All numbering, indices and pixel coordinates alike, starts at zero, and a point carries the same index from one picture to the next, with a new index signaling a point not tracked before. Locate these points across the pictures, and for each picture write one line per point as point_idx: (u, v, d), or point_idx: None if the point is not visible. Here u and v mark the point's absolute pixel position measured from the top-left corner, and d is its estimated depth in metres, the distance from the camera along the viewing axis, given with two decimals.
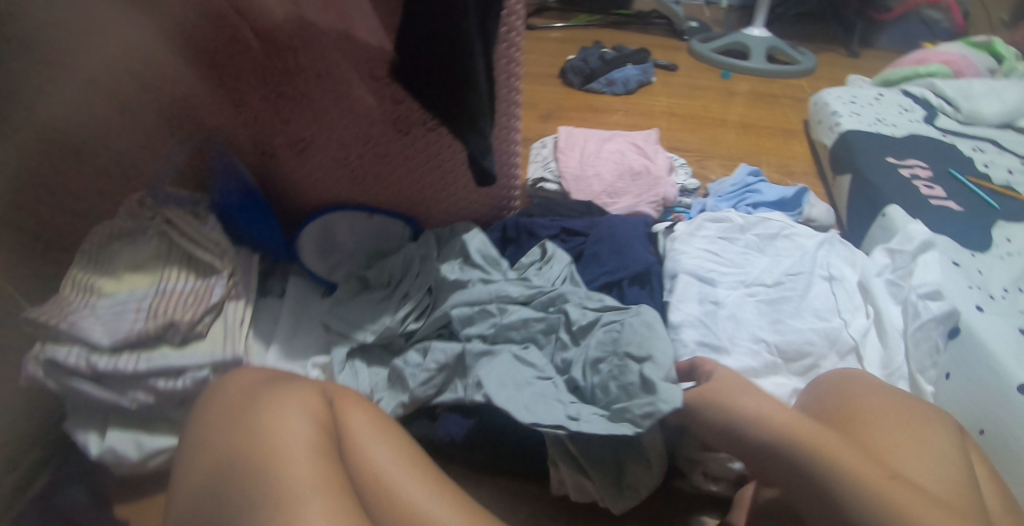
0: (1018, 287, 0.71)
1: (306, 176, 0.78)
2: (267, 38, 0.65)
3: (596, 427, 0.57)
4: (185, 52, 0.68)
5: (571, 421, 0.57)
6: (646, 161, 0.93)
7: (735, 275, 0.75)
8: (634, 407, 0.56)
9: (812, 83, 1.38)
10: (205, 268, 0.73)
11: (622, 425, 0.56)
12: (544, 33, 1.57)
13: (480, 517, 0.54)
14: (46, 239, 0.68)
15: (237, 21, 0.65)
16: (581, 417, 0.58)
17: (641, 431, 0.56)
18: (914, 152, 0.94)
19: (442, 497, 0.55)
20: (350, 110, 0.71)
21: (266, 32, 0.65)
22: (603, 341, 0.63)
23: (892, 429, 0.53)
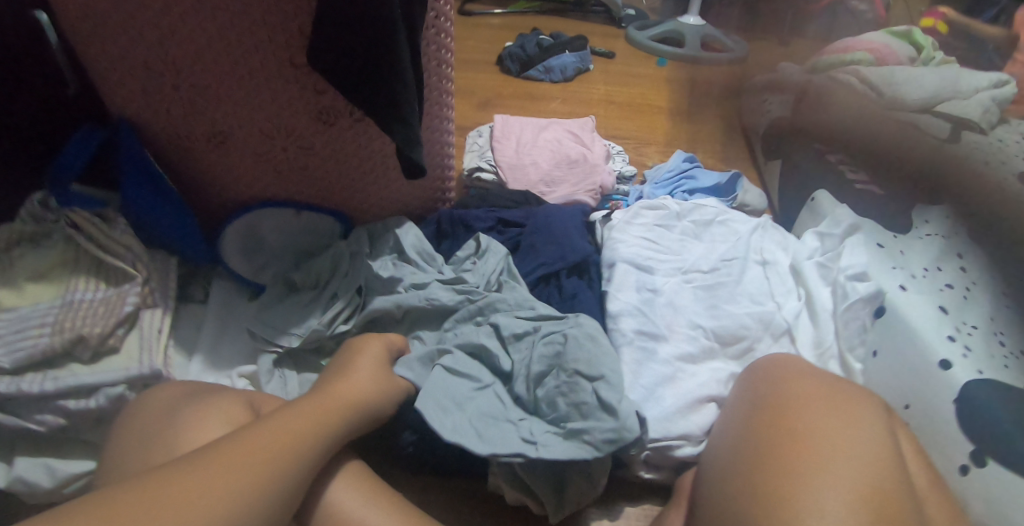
0: (938, 266, 0.76)
1: (224, 171, 0.73)
2: (175, 21, 0.60)
3: (553, 450, 0.54)
4: (81, 38, 0.62)
5: (529, 446, 0.54)
6: (583, 149, 0.92)
7: (672, 262, 0.76)
8: (594, 431, 0.54)
9: (743, 71, 1.43)
10: (117, 275, 0.68)
11: (579, 447, 0.54)
12: (482, 20, 1.55)
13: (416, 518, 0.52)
14: None
15: (138, 2, 0.59)
16: (537, 441, 0.54)
17: (601, 456, 0.54)
18: (840, 137, 1.00)
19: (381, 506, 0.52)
20: (271, 100, 0.66)
21: (171, 15, 0.60)
22: (543, 355, 0.60)
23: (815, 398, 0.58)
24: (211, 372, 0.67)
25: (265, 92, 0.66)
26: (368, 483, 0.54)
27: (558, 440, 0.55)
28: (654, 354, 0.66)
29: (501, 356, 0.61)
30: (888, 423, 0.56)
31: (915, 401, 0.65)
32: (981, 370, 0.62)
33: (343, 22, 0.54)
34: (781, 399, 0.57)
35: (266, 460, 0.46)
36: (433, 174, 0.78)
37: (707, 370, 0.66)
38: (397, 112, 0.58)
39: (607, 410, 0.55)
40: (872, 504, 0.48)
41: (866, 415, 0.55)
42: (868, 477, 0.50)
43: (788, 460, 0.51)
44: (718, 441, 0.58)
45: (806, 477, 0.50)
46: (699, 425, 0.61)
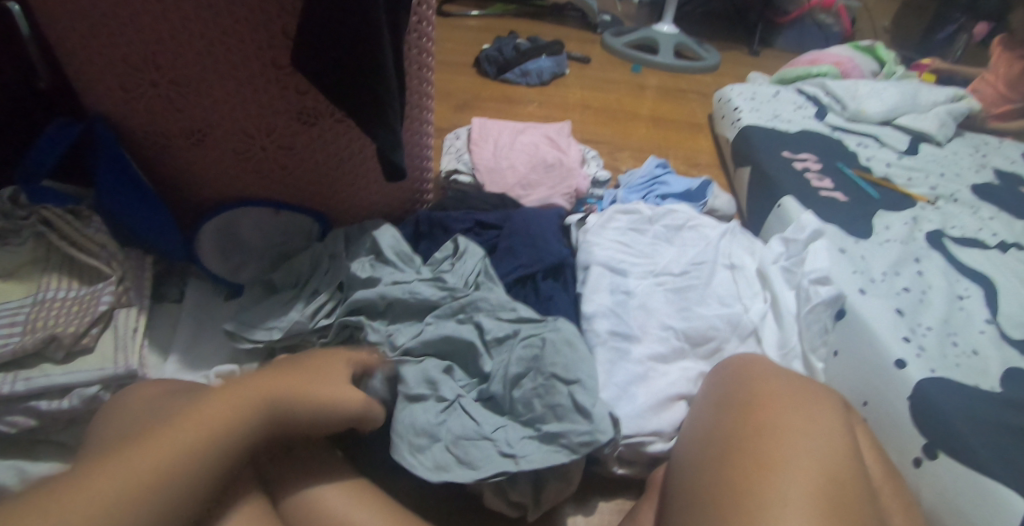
0: (895, 270, 0.80)
1: (202, 169, 0.72)
2: (156, 19, 0.60)
3: (533, 458, 0.55)
4: (59, 31, 0.61)
5: (507, 455, 0.56)
6: (559, 153, 0.94)
7: (645, 265, 0.78)
8: (570, 434, 0.56)
9: (714, 79, 1.47)
10: (91, 273, 0.67)
11: (558, 451, 0.56)
12: (460, 21, 1.56)
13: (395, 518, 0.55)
14: None
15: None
16: (516, 450, 0.56)
17: (578, 458, 0.55)
18: (806, 146, 1.03)
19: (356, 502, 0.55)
20: (252, 99, 0.67)
21: (152, 11, 0.59)
22: (522, 357, 0.61)
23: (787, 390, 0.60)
24: (187, 371, 0.67)
25: (245, 91, 0.66)
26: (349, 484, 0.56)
27: (536, 444, 0.56)
28: (626, 354, 0.68)
29: (482, 358, 0.63)
30: (847, 419, 0.59)
31: (873, 398, 0.67)
32: (933, 369, 0.66)
33: (327, 25, 0.55)
34: (747, 396, 0.60)
35: (200, 430, 0.51)
36: (413, 176, 0.79)
37: (677, 369, 0.68)
38: (379, 114, 0.58)
39: (581, 413, 0.57)
40: (829, 495, 0.50)
41: (824, 412, 0.58)
42: (827, 470, 0.52)
43: (751, 454, 0.54)
44: (687, 438, 0.60)
45: (767, 469, 0.52)
46: (669, 423, 0.63)
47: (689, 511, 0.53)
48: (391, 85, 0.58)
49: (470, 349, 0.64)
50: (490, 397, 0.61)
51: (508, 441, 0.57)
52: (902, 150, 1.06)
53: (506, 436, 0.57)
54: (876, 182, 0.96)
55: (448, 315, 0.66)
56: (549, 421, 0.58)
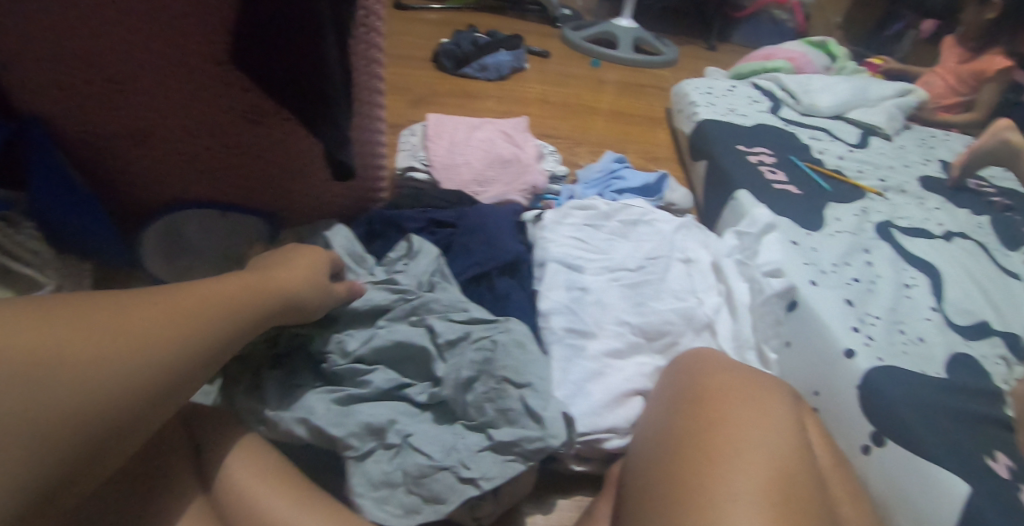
0: (845, 261, 0.81)
1: (142, 168, 0.69)
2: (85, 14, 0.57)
3: (485, 469, 0.54)
4: None
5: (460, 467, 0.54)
6: (516, 149, 0.94)
7: (601, 261, 0.78)
8: (523, 442, 0.55)
9: (672, 74, 1.49)
10: (27, 282, 0.63)
11: (511, 460, 0.55)
12: (418, 14, 1.54)
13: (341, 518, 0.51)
14: None
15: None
16: (467, 460, 0.55)
17: (530, 466, 0.55)
18: (760, 140, 1.05)
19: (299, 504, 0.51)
20: (193, 97, 0.64)
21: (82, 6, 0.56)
22: (473, 361, 0.60)
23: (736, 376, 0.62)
24: None
25: (186, 89, 0.63)
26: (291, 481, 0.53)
27: (489, 453, 0.55)
28: (582, 351, 0.68)
29: (435, 363, 0.61)
30: (796, 410, 0.61)
31: (824, 387, 0.69)
32: (880, 358, 0.68)
33: (268, 22, 0.53)
34: (698, 389, 0.60)
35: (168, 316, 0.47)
36: (364, 175, 0.77)
37: (633, 364, 0.69)
38: (326, 112, 0.57)
39: (533, 417, 0.57)
40: (778, 487, 0.51)
41: (775, 405, 0.59)
42: (776, 461, 0.53)
43: (706, 449, 0.54)
44: (643, 433, 0.61)
45: (719, 463, 0.52)
46: (625, 418, 0.64)
47: (642, 506, 0.54)
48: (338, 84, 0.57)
49: (422, 354, 0.61)
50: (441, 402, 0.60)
51: (461, 452, 0.55)
52: (852, 143, 1.09)
53: (459, 446, 0.56)
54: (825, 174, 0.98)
55: (399, 318, 0.64)
56: (500, 426, 0.57)
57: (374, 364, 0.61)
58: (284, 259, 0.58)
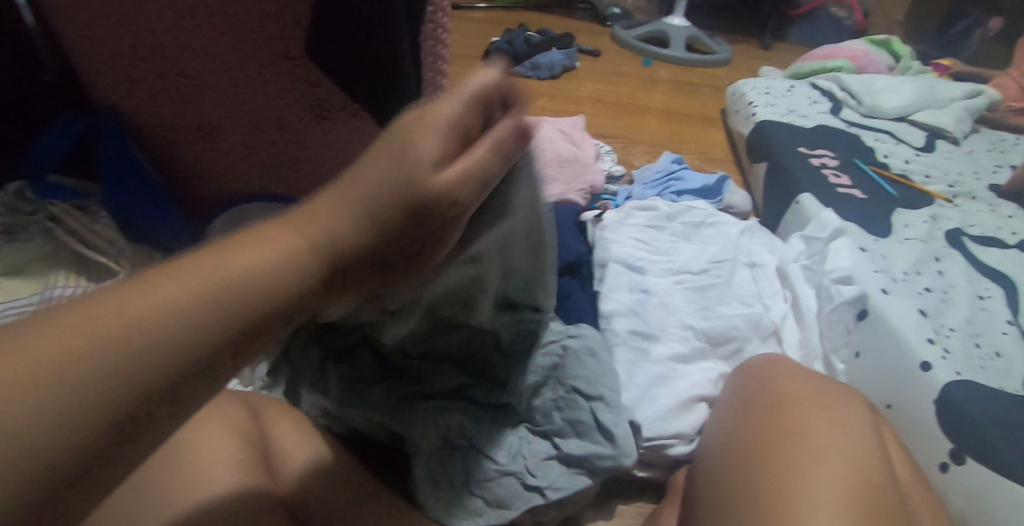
0: (918, 269, 0.78)
1: (209, 162, 0.71)
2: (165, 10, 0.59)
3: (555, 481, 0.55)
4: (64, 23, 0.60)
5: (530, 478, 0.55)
6: (572, 148, 0.93)
7: (664, 263, 0.77)
8: (595, 458, 0.56)
9: (726, 73, 1.45)
10: (98, 270, 0.65)
11: (581, 474, 0.56)
12: (468, 13, 1.54)
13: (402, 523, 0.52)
14: None
15: None
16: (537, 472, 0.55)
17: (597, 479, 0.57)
18: (822, 142, 1.01)
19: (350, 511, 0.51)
20: (262, 91, 0.65)
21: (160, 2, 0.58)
22: (542, 366, 0.59)
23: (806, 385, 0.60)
24: None
25: (256, 84, 0.64)
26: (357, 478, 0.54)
27: (557, 465, 0.56)
28: (646, 354, 0.67)
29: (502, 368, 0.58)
30: (873, 423, 0.58)
31: (897, 401, 0.66)
32: (959, 372, 0.64)
33: (340, 20, 0.53)
34: (770, 397, 0.59)
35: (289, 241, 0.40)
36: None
37: (698, 370, 0.67)
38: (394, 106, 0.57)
39: (603, 432, 0.57)
40: (860, 501, 0.49)
41: (853, 417, 0.57)
42: (858, 474, 0.51)
43: (782, 459, 0.52)
44: (710, 440, 0.59)
45: (796, 472, 0.51)
46: (690, 424, 0.62)
47: (713, 515, 0.52)
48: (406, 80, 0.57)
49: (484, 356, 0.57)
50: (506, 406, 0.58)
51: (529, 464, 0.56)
52: (919, 146, 1.05)
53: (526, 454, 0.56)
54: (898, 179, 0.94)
55: None
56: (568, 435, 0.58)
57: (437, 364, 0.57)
58: (410, 152, 0.38)
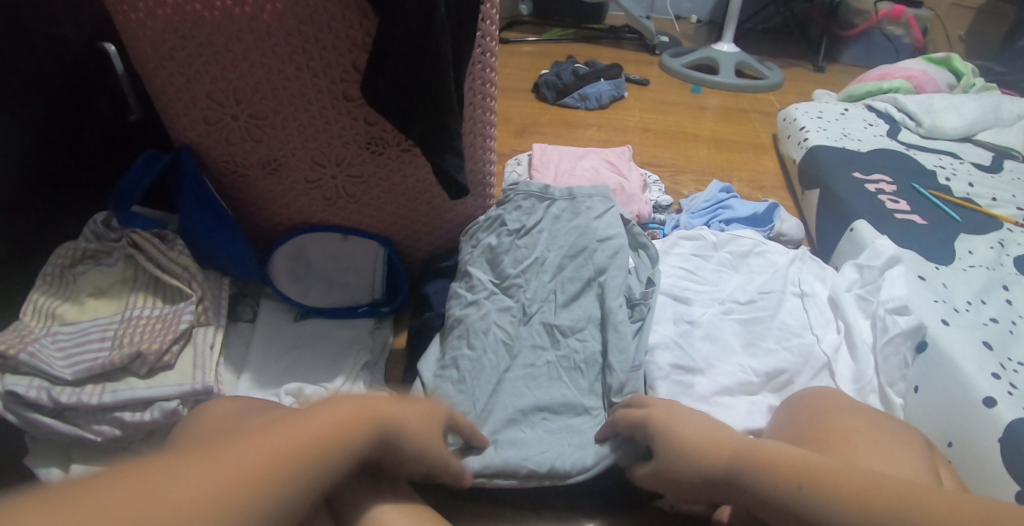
0: (981, 299, 0.77)
1: (274, 197, 0.79)
2: (249, 74, 0.67)
3: (574, 319, 0.77)
4: (174, 72, 0.66)
5: (588, 403, 0.71)
6: (620, 178, 0.99)
7: (710, 292, 0.80)
8: (616, 313, 0.75)
9: (779, 97, 1.43)
10: (173, 293, 0.72)
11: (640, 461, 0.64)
12: (518, 48, 1.60)
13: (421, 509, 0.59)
14: (28, 255, 0.69)
15: (224, 46, 0.64)
16: (585, 369, 0.73)
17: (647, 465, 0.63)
18: (879, 167, 1.01)
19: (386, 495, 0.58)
20: (326, 131, 0.72)
21: (221, 44, 0.64)
22: (577, 268, 0.80)
23: (871, 436, 0.58)
24: (259, 390, 0.73)
25: (319, 115, 0.71)
26: (400, 493, 0.59)
27: (591, 329, 0.76)
28: (689, 388, 0.70)
29: (563, 313, 0.77)
30: (929, 458, 0.58)
31: (960, 440, 0.63)
32: None
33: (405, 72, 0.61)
34: (821, 434, 0.59)
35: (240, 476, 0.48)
36: (475, 190, 0.85)
37: (744, 402, 0.69)
38: (449, 140, 0.65)
39: (562, 365, 0.73)
40: None
41: (907, 459, 0.56)
42: None
43: None
44: None
45: None
46: None
47: None
48: (449, 82, 0.62)
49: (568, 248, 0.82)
50: (557, 313, 0.78)
51: (581, 307, 0.78)
52: (984, 167, 1.02)
53: (559, 309, 0.78)
54: (939, 188, 0.96)
55: (527, 276, 0.80)
56: (524, 375, 0.73)
57: (520, 280, 0.80)
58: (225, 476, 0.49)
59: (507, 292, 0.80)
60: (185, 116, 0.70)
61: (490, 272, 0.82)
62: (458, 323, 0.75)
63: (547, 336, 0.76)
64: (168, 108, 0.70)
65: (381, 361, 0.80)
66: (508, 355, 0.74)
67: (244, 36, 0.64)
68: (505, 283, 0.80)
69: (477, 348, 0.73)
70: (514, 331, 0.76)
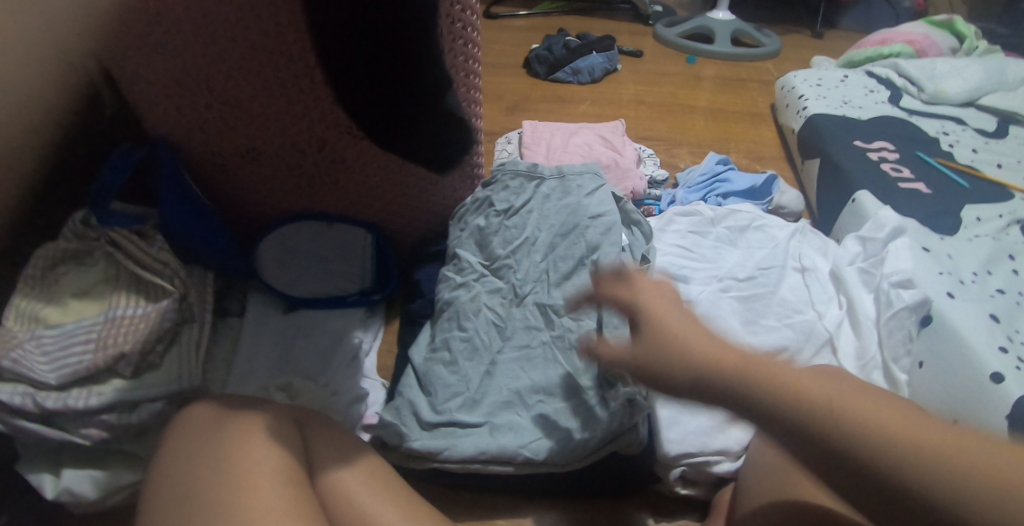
0: (987, 269, 0.74)
1: (255, 185, 0.77)
2: (219, 59, 0.64)
3: (566, 299, 0.74)
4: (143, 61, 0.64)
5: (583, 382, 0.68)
6: (614, 154, 0.96)
7: (707, 270, 0.78)
8: None
9: (777, 65, 1.39)
10: (156, 290, 0.70)
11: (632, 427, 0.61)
12: (508, 22, 1.55)
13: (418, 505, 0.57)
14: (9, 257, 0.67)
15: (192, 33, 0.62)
16: (579, 348, 0.71)
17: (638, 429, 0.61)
18: (881, 135, 0.98)
19: (379, 492, 0.57)
20: (304, 115, 0.70)
21: (188, 30, 0.61)
22: (570, 247, 0.78)
23: None
24: (248, 386, 0.71)
25: (297, 100, 0.68)
26: (397, 488, 0.58)
27: (585, 309, 0.74)
28: None
29: (555, 293, 0.75)
30: None
31: (966, 417, 0.62)
32: None
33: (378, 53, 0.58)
34: None
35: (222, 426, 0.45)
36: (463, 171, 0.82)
37: None
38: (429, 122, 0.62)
39: (556, 346, 0.71)
40: None
41: None
42: None
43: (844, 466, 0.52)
44: (754, 459, 0.59)
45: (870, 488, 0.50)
46: (735, 443, 0.64)
47: None
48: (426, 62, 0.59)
49: (559, 227, 0.80)
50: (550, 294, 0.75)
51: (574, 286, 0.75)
52: (988, 132, 0.99)
53: (551, 289, 0.76)
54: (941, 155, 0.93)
55: (518, 257, 0.78)
56: (517, 358, 0.71)
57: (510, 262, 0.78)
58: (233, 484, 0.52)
59: (498, 273, 0.78)
60: (157, 106, 0.68)
61: (480, 254, 0.80)
62: (449, 310, 0.74)
63: (540, 317, 0.74)
64: (140, 99, 0.68)
65: (373, 350, 0.79)
66: (500, 338, 0.72)
67: (210, 21, 0.61)
68: (496, 265, 0.78)
69: (468, 335, 0.71)
70: (505, 314, 0.74)
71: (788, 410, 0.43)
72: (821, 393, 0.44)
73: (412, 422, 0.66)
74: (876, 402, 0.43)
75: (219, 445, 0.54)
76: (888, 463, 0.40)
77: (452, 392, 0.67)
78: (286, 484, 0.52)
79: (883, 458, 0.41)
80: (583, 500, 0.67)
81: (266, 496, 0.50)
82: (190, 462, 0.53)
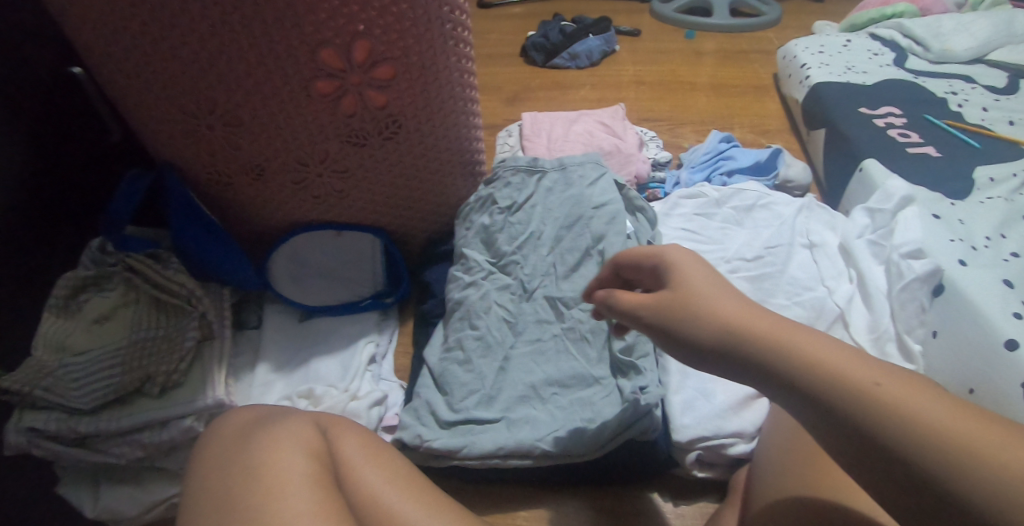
0: (1001, 233, 0.73)
1: (263, 200, 0.78)
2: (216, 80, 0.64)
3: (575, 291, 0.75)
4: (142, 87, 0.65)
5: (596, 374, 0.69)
6: (615, 140, 0.96)
7: (714, 252, 0.78)
8: None
9: (779, 33, 1.37)
10: (176, 310, 0.73)
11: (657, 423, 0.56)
12: (504, 10, 1.54)
13: (442, 502, 0.59)
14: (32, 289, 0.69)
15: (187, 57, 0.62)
16: (591, 340, 0.72)
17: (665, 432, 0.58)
18: (887, 100, 0.96)
19: (403, 491, 0.58)
20: (304, 129, 0.70)
21: (185, 55, 0.62)
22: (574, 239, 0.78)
23: None
24: (271, 397, 0.73)
25: (297, 114, 0.69)
26: (420, 486, 0.60)
27: None
28: None
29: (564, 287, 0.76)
30: None
31: (982, 386, 0.61)
32: None
33: None
34: None
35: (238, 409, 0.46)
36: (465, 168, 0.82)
37: None
38: None
39: (567, 339, 0.72)
40: None
41: None
42: None
43: None
44: (769, 439, 0.60)
45: None
46: (750, 423, 0.65)
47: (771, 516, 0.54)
48: None
49: (563, 219, 0.80)
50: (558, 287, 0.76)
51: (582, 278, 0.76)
52: (999, 89, 0.97)
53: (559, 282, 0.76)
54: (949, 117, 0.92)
55: (524, 252, 0.79)
56: (530, 354, 0.71)
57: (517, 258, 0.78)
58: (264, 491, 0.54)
59: (505, 270, 0.78)
60: (161, 128, 0.69)
61: (487, 252, 0.81)
62: (460, 310, 0.75)
63: (550, 310, 0.75)
64: (143, 123, 0.69)
65: (389, 353, 0.80)
66: (512, 335, 0.73)
67: (204, 45, 0.61)
68: (503, 262, 0.79)
69: (480, 334, 0.72)
70: (516, 310, 0.75)
71: (832, 389, 0.39)
72: (873, 383, 0.38)
73: (431, 422, 0.68)
74: (949, 405, 0.37)
75: (250, 452, 0.56)
76: (918, 454, 0.36)
77: (469, 391, 0.69)
78: (315, 485, 0.54)
79: (933, 462, 0.36)
80: (602, 488, 0.68)
81: (295, 498, 0.52)
82: (222, 471, 0.55)
